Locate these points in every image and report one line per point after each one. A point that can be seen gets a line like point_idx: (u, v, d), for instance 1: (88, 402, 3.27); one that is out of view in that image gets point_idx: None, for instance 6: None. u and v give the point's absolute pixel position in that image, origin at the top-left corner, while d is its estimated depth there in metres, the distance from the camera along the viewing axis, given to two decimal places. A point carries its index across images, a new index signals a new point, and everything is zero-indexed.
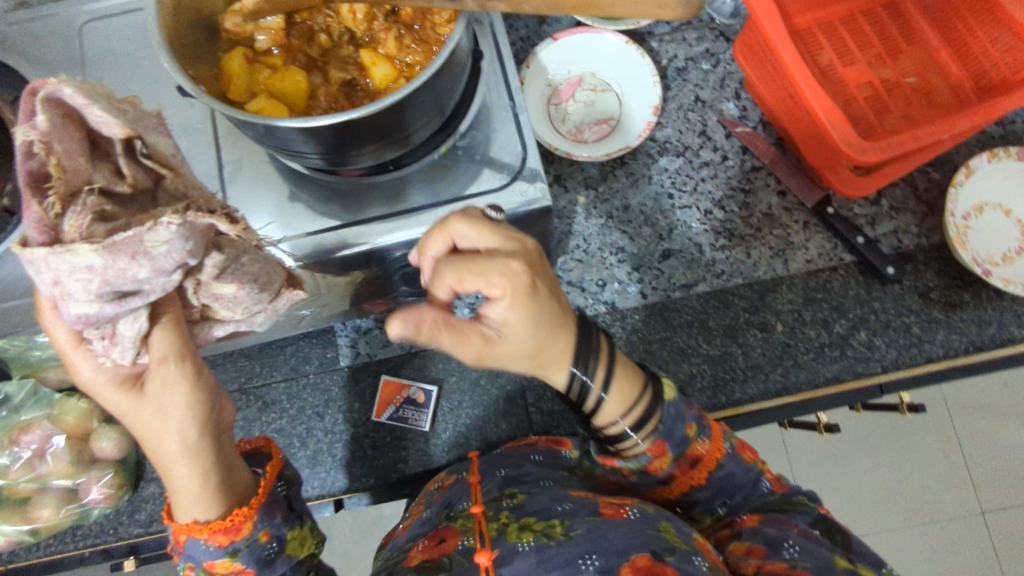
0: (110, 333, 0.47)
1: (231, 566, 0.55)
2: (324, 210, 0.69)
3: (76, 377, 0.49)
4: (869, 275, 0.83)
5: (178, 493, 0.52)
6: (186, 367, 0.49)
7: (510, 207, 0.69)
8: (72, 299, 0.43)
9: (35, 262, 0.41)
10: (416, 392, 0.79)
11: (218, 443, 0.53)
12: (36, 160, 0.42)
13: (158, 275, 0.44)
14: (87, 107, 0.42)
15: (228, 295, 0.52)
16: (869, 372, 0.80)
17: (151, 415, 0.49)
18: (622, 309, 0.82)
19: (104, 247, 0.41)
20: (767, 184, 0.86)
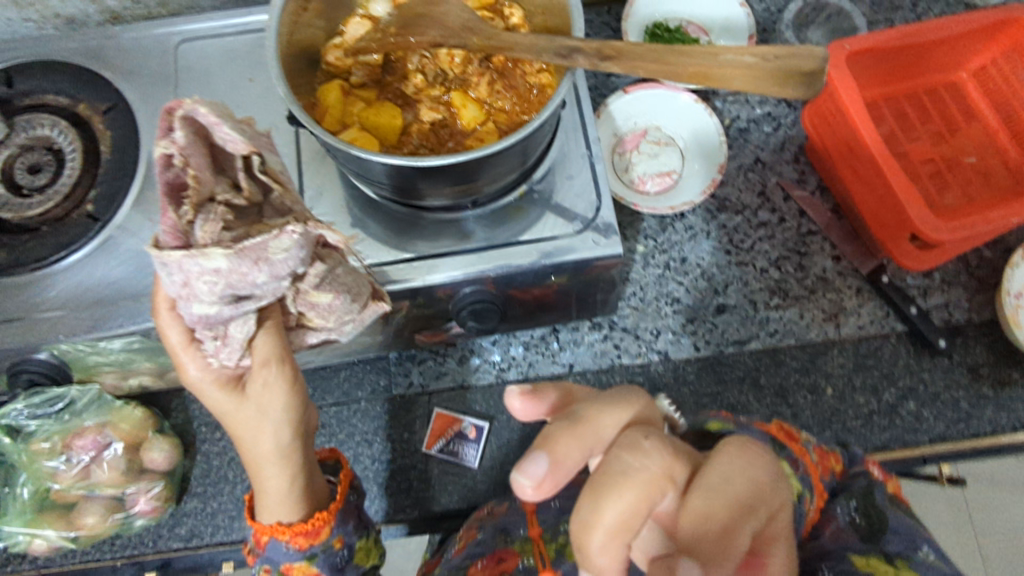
0: (222, 335, 0.50)
1: (306, 570, 0.63)
2: (401, 242, 0.71)
3: (184, 377, 0.52)
4: (921, 347, 0.83)
5: (266, 493, 0.59)
6: (286, 370, 0.53)
7: (582, 254, 0.70)
8: (197, 299, 0.46)
9: (167, 263, 0.44)
10: (467, 426, 0.80)
11: (305, 445, 0.59)
12: (172, 171, 0.45)
13: (272, 280, 0.48)
14: (218, 125, 0.44)
15: (324, 303, 0.56)
16: (918, 443, 0.80)
17: (251, 416, 0.53)
18: (676, 359, 0.83)
19: (234, 252, 0.44)
20: (823, 248, 0.88)
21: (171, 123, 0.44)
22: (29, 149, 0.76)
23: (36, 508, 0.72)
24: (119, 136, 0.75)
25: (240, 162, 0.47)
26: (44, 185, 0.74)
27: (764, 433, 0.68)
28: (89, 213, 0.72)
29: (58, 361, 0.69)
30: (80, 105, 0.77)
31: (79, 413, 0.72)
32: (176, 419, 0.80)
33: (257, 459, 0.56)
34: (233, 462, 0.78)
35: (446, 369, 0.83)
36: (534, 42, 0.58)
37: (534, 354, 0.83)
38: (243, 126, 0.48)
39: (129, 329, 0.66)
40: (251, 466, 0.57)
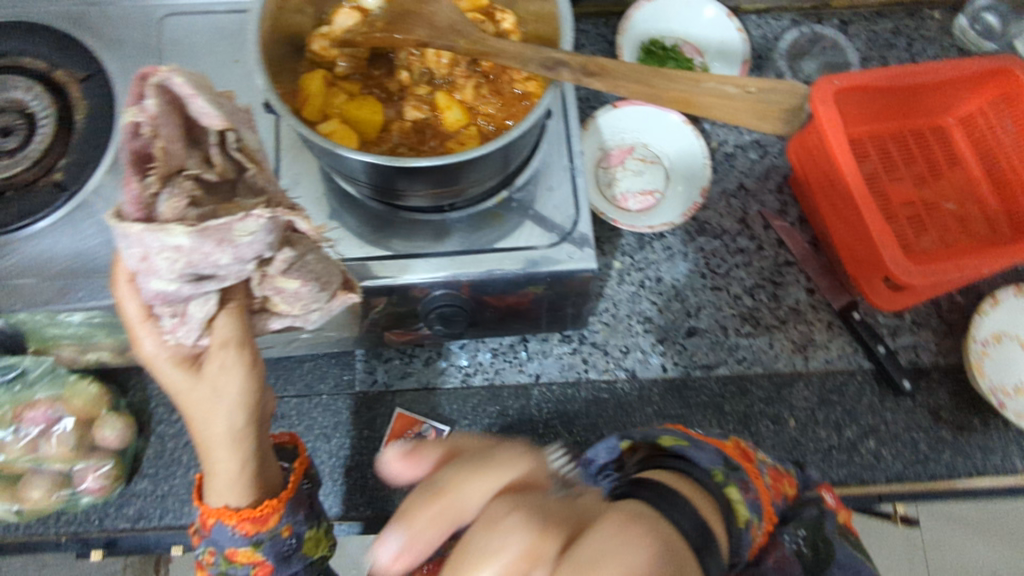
0: (180, 312, 0.50)
1: (252, 555, 0.62)
2: (374, 239, 0.71)
3: (139, 351, 0.52)
4: (886, 387, 0.84)
5: (214, 476, 0.58)
6: (244, 354, 0.53)
7: (557, 266, 0.69)
8: (156, 275, 0.46)
9: (127, 236, 0.44)
10: (428, 429, 0.79)
11: (257, 432, 0.58)
12: (140, 140, 0.44)
13: (236, 263, 0.47)
14: (192, 97, 0.43)
15: (290, 289, 0.55)
16: (874, 481, 0.80)
17: (204, 395, 0.53)
18: (642, 379, 0.83)
19: (196, 230, 0.43)
20: (798, 280, 0.88)
21: (143, 91, 0.43)
22: (2, 112, 0.73)
23: None
24: (96, 106, 0.73)
25: (213, 137, 0.46)
26: (13, 149, 0.72)
27: (718, 452, 0.63)
28: (57, 182, 0.70)
29: (14, 328, 0.69)
30: (57, 71, 0.75)
31: (30, 386, 0.71)
32: (133, 398, 0.79)
33: (208, 441, 0.56)
34: (187, 446, 0.77)
35: (411, 369, 0.82)
36: (522, 52, 0.57)
37: (502, 361, 0.83)
38: (220, 99, 0.46)
39: (88, 304, 0.66)
40: (201, 448, 0.57)
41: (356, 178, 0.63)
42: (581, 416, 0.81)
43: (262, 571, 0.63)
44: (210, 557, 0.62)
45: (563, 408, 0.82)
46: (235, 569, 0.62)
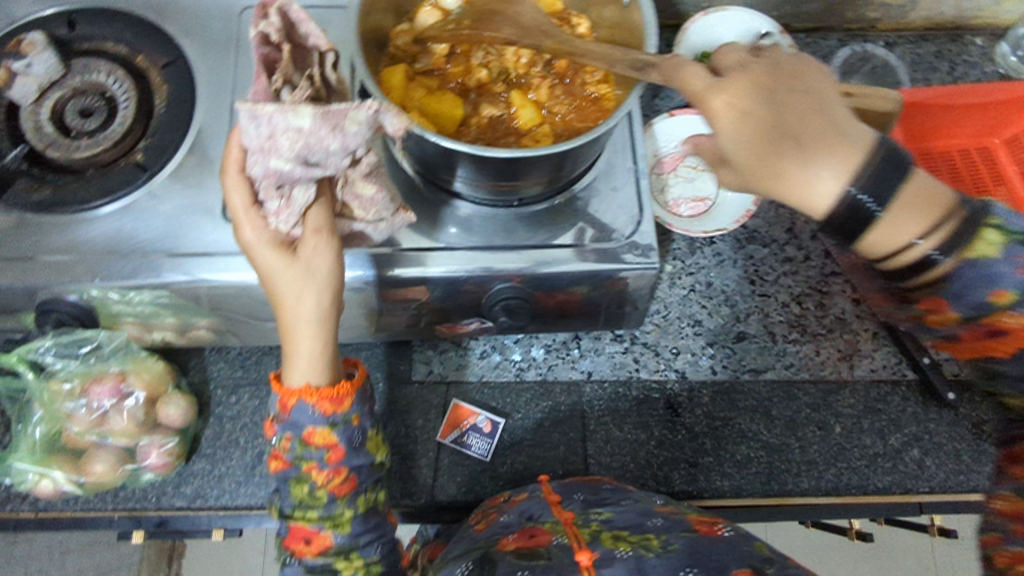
0: (286, 197, 0.57)
1: (328, 437, 0.63)
2: (446, 233, 0.73)
3: (241, 236, 0.59)
4: (930, 397, 0.85)
5: (296, 355, 0.61)
6: (331, 240, 0.60)
7: (621, 263, 0.72)
8: (277, 154, 0.54)
9: (258, 115, 0.52)
10: (483, 421, 0.80)
11: (338, 319, 0.63)
12: (268, 48, 0.55)
13: (339, 152, 0.55)
14: (306, 21, 0.56)
15: (367, 196, 0.64)
16: (917, 490, 0.82)
17: (298, 275, 0.58)
18: (692, 381, 0.84)
19: (320, 114, 0.52)
20: (844, 290, 0.90)
21: (268, 13, 0.55)
22: (82, 93, 0.75)
23: (45, 450, 0.71)
24: (176, 90, 0.75)
25: (316, 57, 0.58)
26: (94, 130, 0.74)
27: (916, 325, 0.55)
28: (138, 162, 0.72)
29: (87, 302, 0.69)
30: (138, 56, 0.77)
31: (104, 358, 0.72)
32: (193, 378, 0.80)
33: (295, 320, 0.60)
34: (246, 428, 0.78)
35: (466, 362, 0.83)
36: (608, 54, 0.60)
37: (555, 358, 0.84)
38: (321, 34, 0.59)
39: (148, 281, 0.67)
40: (287, 329, 0.61)
41: (439, 164, 0.66)
42: (633, 414, 0.82)
43: (335, 456, 0.64)
44: (286, 444, 0.64)
45: (615, 406, 0.83)
46: (310, 454, 0.64)
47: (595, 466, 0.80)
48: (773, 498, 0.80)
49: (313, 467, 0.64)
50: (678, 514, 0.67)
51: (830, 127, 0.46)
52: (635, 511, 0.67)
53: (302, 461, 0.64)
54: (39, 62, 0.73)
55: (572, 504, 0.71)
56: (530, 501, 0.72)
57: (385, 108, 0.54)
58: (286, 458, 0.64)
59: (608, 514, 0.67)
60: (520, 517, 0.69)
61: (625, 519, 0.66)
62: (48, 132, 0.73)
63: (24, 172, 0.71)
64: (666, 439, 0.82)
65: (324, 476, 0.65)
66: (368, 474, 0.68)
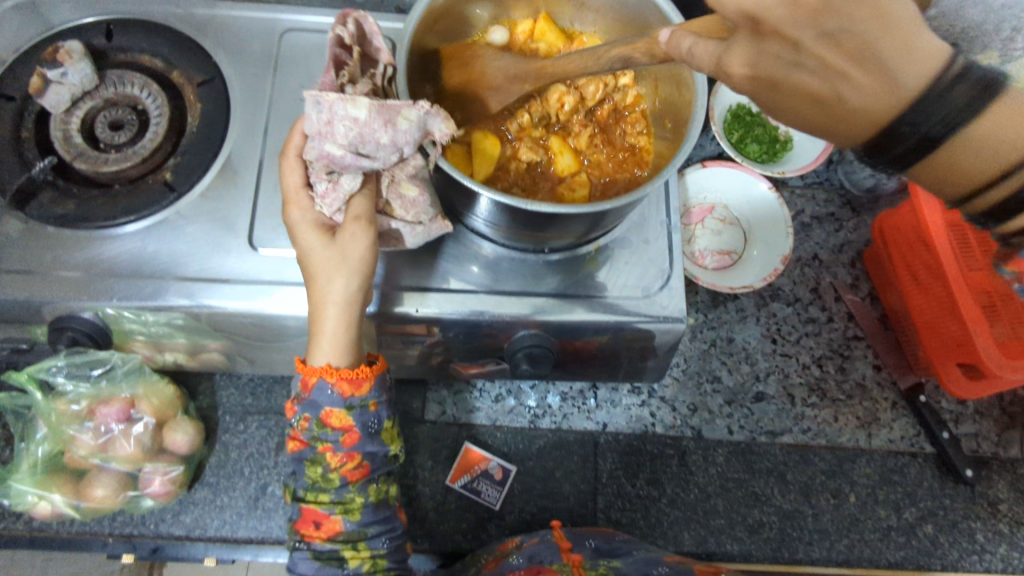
0: (335, 180, 0.55)
1: (344, 420, 0.59)
2: (474, 276, 0.72)
3: (287, 216, 0.57)
4: (948, 473, 0.84)
5: (320, 335, 0.57)
6: (371, 228, 0.57)
7: (649, 318, 0.71)
8: (331, 138, 0.52)
9: (320, 102, 0.51)
10: (495, 468, 0.79)
11: (364, 306, 0.59)
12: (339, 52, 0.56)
13: (390, 147, 0.52)
14: (376, 35, 0.56)
15: (409, 198, 0.58)
16: (930, 567, 0.80)
17: (332, 257, 0.55)
18: (708, 440, 0.83)
19: (377, 104, 0.50)
20: (865, 355, 0.89)
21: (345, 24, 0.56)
22: (114, 105, 0.75)
23: (46, 469, 0.69)
24: (209, 110, 0.74)
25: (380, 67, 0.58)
26: (123, 144, 0.73)
27: None
28: (166, 182, 0.70)
29: (102, 322, 0.67)
30: (174, 71, 0.76)
31: (116, 382, 0.70)
32: (201, 402, 0.78)
33: (320, 300, 0.56)
34: (251, 458, 0.76)
35: (480, 405, 0.82)
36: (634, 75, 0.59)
37: (570, 406, 0.83)
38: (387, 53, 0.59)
39: (176, 304, 0.65)
40: (312, 305, 0.57)
41: (470, 205, 0.65)
42: (646, 468, 0.81)
43: (351, 440, 0.60)
44: (303, 423, 0.60)
45: (628, 460, 0.81)
46: (326, 435, 0.60)
47: (604, 521, 0.79)
48: (783, 566, 0.78)
49: (327, 449, 0.60)
50: (685, 565, 0.69)
51: (863, 60, 0.33)
52: (642, 561, 0.69)
53: (317, 442, 0.60)
54: (75, 72, 0.71)
55: (582, 550, 0.71)
56: (539, 545, 0.72)
57: (435, 111, 0.51)
58: (303, 438, 0.60)
59: (617, 564, 0.69)
60: (529, 561, 0.69)
61: (634, 567, 0.68)
62: (77, 144, 0.72)
63: (48, 183, 0.69)
64: (678, 498, 0.80)
65: (338, 459, 0.61)
66: (383, 461, 0.64)
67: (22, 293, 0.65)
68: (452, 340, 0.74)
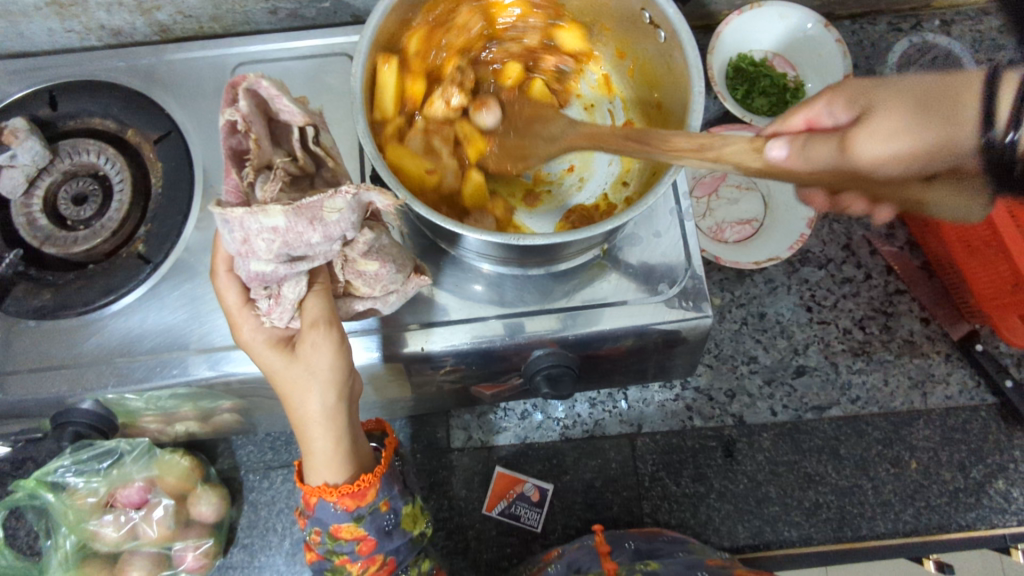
0: (274, 294, 0.50)
1: (355, 531, 0.58)
2: (481, 301, 0.67)
3: (236, 336, 0.52)
4: (1015, 423, 0.78)
5: (312, 454, 0.56)
6: (334, 332, 0.52)
7: (669, 318, 0.65)
8: (255, 256, 0.46)
9: (228, 221, 0.43)
10: (530, 488, 0.76)
11: (351, 409, 0.57)
12: (236, 139, 0.46)
13: (326, 243, 0.46)
14: (277, 98, 0.46)
15: (370, 272, 0.54)
16: (1006, 525, 0.74)
17: (299, 375, 0.52)
18: (751, 425, 0.78)
19: (291, 209, 0.43)
20: (910, 309, 0.82)
21: (235, 95, 0.46)
22: (74, 177, 0.71)
23: (77, 562, 0.68)
24: (171, 167, 0.69)
25: (293, 133, 0.49)
26: (90, 217, 0.69)
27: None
28: (140, 253, 0.66)
29: (104, 409, 0.64)
30: (128, 130, 0.71)
31: (127, 468, 0.69)
32: (222, 464, 0.76)
33: (304, 423, 0.54)
34: (281, 514, 0.75)
35: (507, 424, 0.79)
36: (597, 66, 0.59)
37: (600, 411, 0.79)
38: (298, 101, 0.50)
39: (178, 381, 0.62)
40: (297, 428, 0.55)
41: (458, 240, 0.60)
42: (689, 465, 0.77)
43: (366, 547, 0.60)
44: (316, 536, 0.59)
45: (669, 458, 0.77)
46: (341, 547, 0.59)
47: (652, 524, 0.76)
48: (847, 545, 0.74)
49: (346, 559, 0.60)
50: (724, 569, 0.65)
51: None
52: (682, 564, 0.66)
53: (334, 554, 0.60)
54: (25, 152, 0.68)
55: (622, 555, 0.69)
56: (580, 551, 0.70)
57: (366, 187, 0.45)
58: (318, 551, 0.60)
59: (655, 566, 0.67)
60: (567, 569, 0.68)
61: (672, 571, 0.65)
62: (42, 226, 0.69)
63: (20, 274, 0.66)
64: (727, 491, 0.76)
65: (360, 565, 0.61)
66: (408, 548, 0.64)
67: (16, 394, 0.62)
68: (468, 371, 0.70)
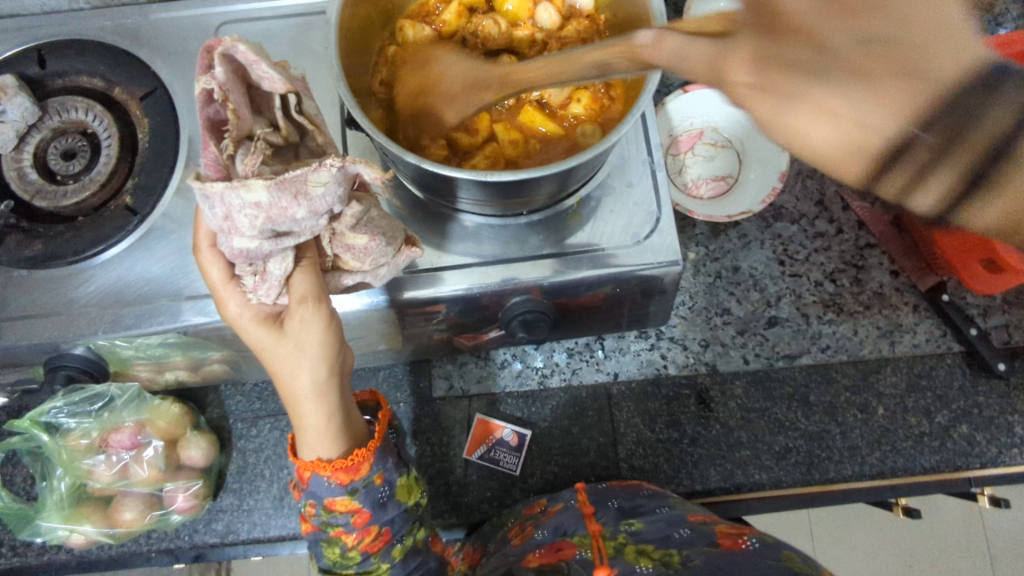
0: (260, 271, 0.53)
1: (350, 504, 0.61)
2: (459, 250, 0.69)
3: (224, 313, 0.55)
4: (979, 370, 0.80)
5: (305, 430, 0.59)
6: (322, 308, 0.55)
7: (643, 266, 0.67)
8: (238, 233, 0.48)
9: (209, 196, 0.45)
10: (509, 434, 0.79)
11: (341, 383, 0.59)
12: (214, 107, 0.47)
13: (311, 217, 0.49)
14: (256, 64, 0.47)
15: (360, 245, 0.56)
16: (969, 467, 0.77)
17: (290, 351, 0.55)
18: (724, 373, 0.81)
19: (274, 183, 0.45)
20: (881, 262, 0.84)
21: (212, 62, 0.47)
22: (64, 134, 0.73)
23: (73, 501, 0.72)
24: (156, 122, 0.71)
25: (276, 102, 0.50)
26: (79, 172, 0.72)
27: None
28: (128, 205, 0.69)
29: (96, 354, 0.67)
30: (115, 88, 0.73)
31: (119, 411, 0.71)
32: (212, 414, 0.79)
33: (295, 398, 0.57)
34: (269, 460, 0.77)
35: (488, 374, 0.82)
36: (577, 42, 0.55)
37: (578, 361, 0.82)
38: (279, 68, 0.51)
39: (167, 327, 0.64)
40: (289, 405, 0.58)
41: (438, 189, 0.62)
42: (663, 412, 0.80)
43: (361, 519, 0.62)
44: (311, 509, 0.62)
45: (644, 407, 0.80)
46: (336, 519, 0.61)
47: (627, 470, 0.78)
48: (815, 488, 0.77)
49: (340, 531, 0.62)
50: (706, 525, 0.67)
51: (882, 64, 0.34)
52: (664, 520, 0.68)
53: (329, 527, 0.62)
54: (14, 108, 0.70)
55: (605, 514, 0.71)
56: (564, 513, 0.71)
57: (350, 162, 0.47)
58: (314, 523, 0.62)
59: (638, 526, 0.68)
60: (555, 533, 0.69)
61: (653, 532, 0.67)
62: (34, 181, 0.71)
63: (12, 226, 0.68)
64: (700, 437, 0.79)
65: (354, 537, 0.63)
66: (403, 519, 0.65)
67: (10, 339, 0.65)
68: (447, 319, 0.72)
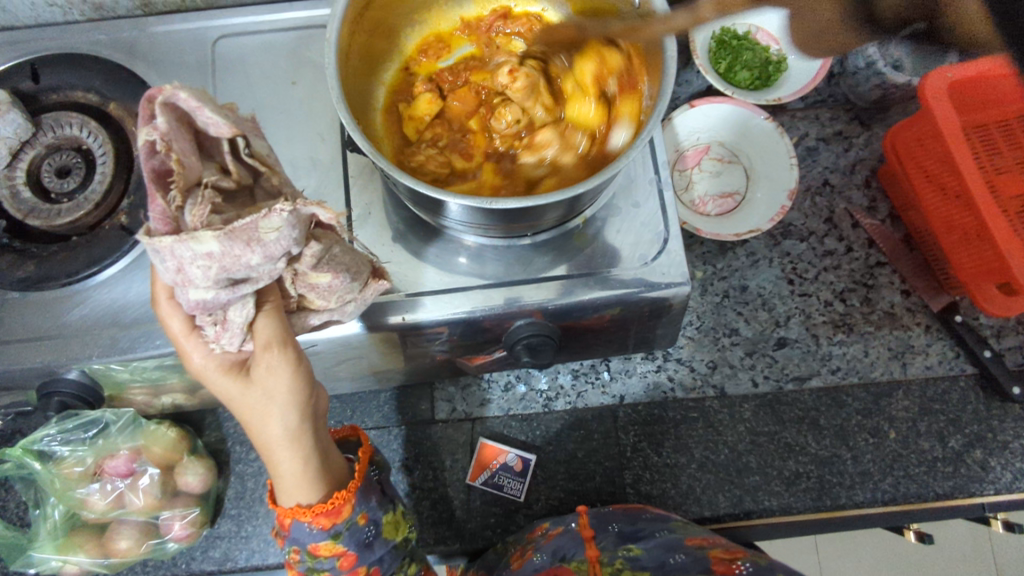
0: (221, 319, 0.50)
1: (333, 548, 0.60)
2: (464, 272, 0.67)
3: (188, 364, 0.52)
4: (993, 393, 0.79)
5: (281, 478, 0.56)
6: (288, 352, 0.52)
7: (649, 287, 0.66)
8: (193, 285, 0.45)
9: (159, 250, 0.43)
10: (513, 459, 0.77)
11: (315, 426, 0.57)
12: (158, 159, 0.44)
13: (267, 262, 0.46)
14: (198, 109, 0.44)
15: (324, 284, 0.54)
16: (983, 493, 0.75)
17: (257, 399, 0.52)
18: (733, 396, 0.79)
19: (224, 233, 0.42)
20: (892, 281, 0.83)
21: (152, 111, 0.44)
22: (57, 151, 0.71)
23: (65, 530, 0.70)
24: None
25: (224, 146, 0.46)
26: (73, 190, 0.70)
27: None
28: (123, 225, 0.67)
29: (90, 380, 0.65)
30: (110, 103, 0.71)
31: (113, 438, 0.70)
32: (209, 437, 0.77)
33: (268, 446, 0.55)
34: (267, 485, 0.75)
35: (492, 396, 0.80)
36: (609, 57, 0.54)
37: (583, 383, 0.80)
38: (225, 109, 0.47)
39: (164, 352, 0.62)
40: (263, 454, 0.56)
41: (442, 212, 0.60)
42: (671, 435, 0.78)
43: (347, 562, 0.61)
44: (296, 555, 0.61)
45: (651, 430, 0.78)
46: (322, 564, 0.60)
47: (634, 495, 0.77)
48: (826, 514, 0.75)
49: (327, 575, 0.61)
50: (702, 549, 0.65)
51: None
52: (663, 546, 0.67)
53: (316, 571, 0.61)
54: (7, 125, 0.68)
55: (605, 538, 0.70)
56: (564, 537, 0.70)
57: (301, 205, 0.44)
58: (301, 568, 0.62)
59: (637, 551, 0.68)
60: (553, 558, 0.68)
61: (651, 558, 0.66)
62: (26, 199, 0.69)
63: (4, 247, 0.66)
64: (709, 461, 0.77)
65: None
66: (391, 556, 0.65)
67: (2, 364, 0.63)
68: (451, 342, 0.70)
